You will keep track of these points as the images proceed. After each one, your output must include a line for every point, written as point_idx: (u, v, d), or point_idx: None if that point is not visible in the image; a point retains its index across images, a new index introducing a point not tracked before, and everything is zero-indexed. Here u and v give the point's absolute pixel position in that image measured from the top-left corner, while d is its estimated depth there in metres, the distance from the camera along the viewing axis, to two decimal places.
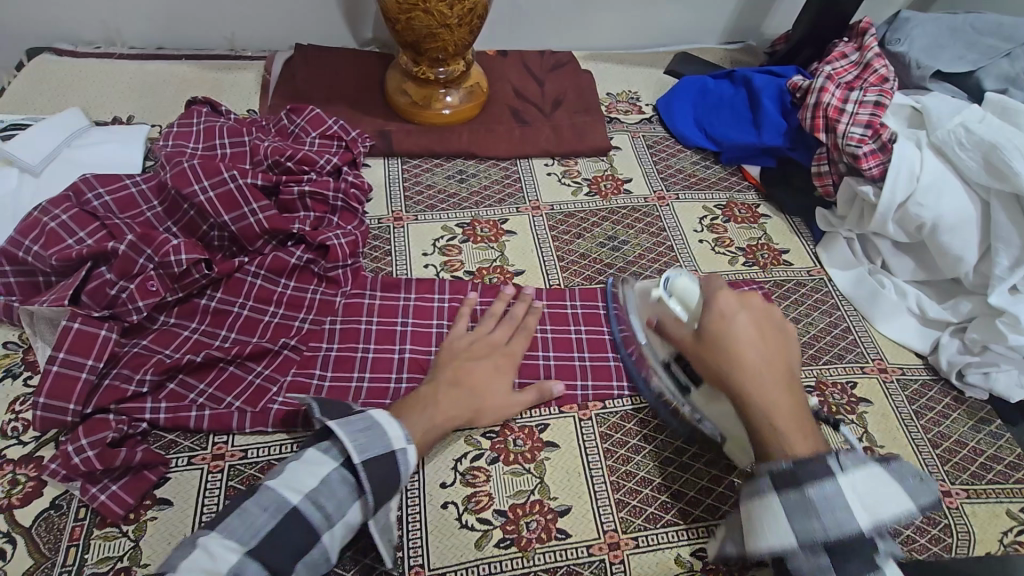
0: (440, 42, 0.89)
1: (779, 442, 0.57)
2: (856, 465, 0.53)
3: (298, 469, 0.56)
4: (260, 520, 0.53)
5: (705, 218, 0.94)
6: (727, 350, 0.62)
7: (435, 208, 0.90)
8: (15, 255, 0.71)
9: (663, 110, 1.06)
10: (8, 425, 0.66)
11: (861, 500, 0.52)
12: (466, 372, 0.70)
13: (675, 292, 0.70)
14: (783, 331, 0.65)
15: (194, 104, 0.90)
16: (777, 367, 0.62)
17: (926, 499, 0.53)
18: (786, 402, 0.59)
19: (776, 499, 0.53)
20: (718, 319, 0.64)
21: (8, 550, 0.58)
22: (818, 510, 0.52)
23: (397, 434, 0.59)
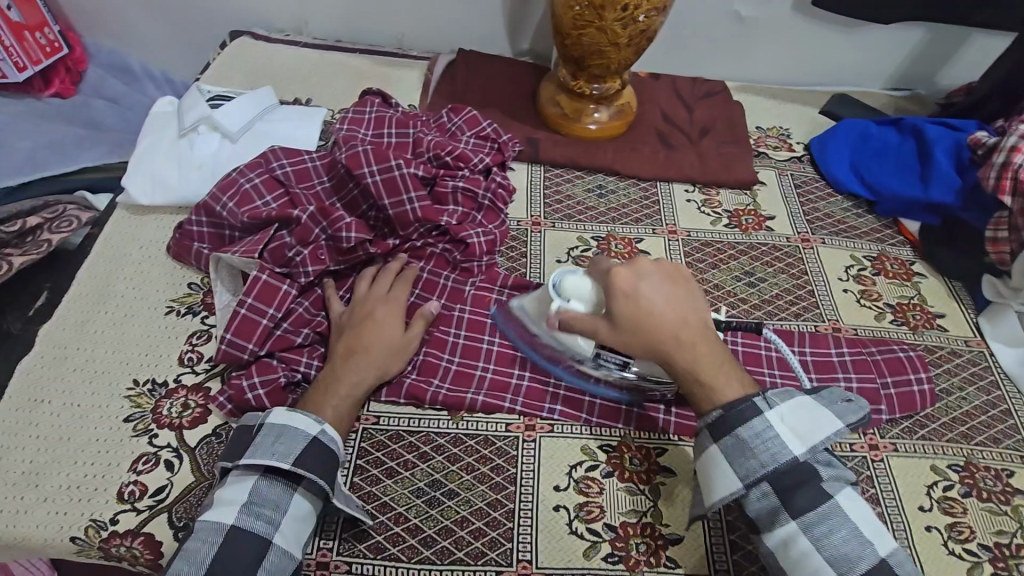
0: (605, 60, 0.91)
1: (709, 395, 0.62)
2: (783, 399, 0.60)
3: (227, 495, 0.59)
4: (203, 551, 0.55)
5: (852, 268, 0.89)
6: (644, 328, 0.62)
7: (573, 218, 0.92)
8: (212, 208, 0.80)
9: (816, 151, 1.02)
10: (186, 355, 0.75)
11: (793, 430, 0.59)
12: (358, 333, 0.71)
13: (566, 292, 0.68)
14: (682, 277, 0.67)
15: (369, 95, 0.98)
16: (691, 324, 0.64)
17: (852, 418, 0.61)
18: (704, 353, 0.63)
19: (718, 447, 0.60)
20: (623, 297, 0.63)
21: (175, 464, 0.66)
22: (754, 450, 0.59)
23: (304, 422, 0.64)
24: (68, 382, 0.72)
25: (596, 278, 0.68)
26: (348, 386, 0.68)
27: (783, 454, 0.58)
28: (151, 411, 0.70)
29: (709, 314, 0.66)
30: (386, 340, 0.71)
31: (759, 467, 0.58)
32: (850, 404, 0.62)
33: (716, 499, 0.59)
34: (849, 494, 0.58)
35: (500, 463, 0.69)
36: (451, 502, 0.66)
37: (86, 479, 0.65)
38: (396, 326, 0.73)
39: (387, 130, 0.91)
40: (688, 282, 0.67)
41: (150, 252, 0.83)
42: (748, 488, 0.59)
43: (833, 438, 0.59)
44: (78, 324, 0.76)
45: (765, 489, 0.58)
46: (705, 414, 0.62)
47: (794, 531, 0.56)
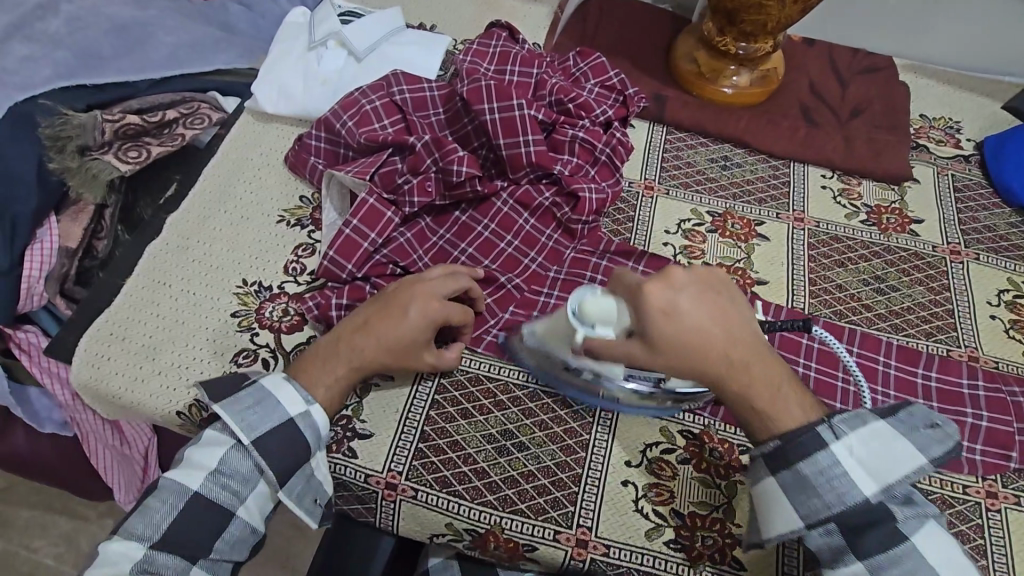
0: (764, 16, 0.81)
1: (766, 422, 0.57)
2: (852, 429, 0.56)
3: (197, 455, 0.60)
4: (163, 513, 0.58)
5: (1006, 293, 0.78)
6: (685, 353, 0.56)
7: (690, 188, 0.86)
8: (332, 125, 0.81)
9: (991, 151, 0.88)
10: (291, 264, 0.78)
11: (865, 467, 0.55)
12: (379, 316, 0.65)
13: (589, 318, 0.59)
14: (719, 286, 0.59)
15: (496, 27, 0.93)
16: (739, 343, 0.57)
17: (936, 451, 0.56)
18: (758, 374, 0.57)
19: (775, 481, 0.57)
20: (663, 318, 0.56)
21: (272, 364, 0.70)
22: (819, 488, 0.55)
23: (287, 402, 0.62)
24: (187, 272, 0.77)
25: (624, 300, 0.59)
26: (348, 367, 0.65)
27: (854, 494, 0.55)
28: (254, 311, 0.74)
29: (756, 326, 0.59)
30: (405, 338, 0.65)
31: (823, 507, 0.55)
32: (935, 433, 0.56)
33: (773, 534, 0.57)
34: (929, 536, 0.54)
35: (574, 426, 0.68)
36: (520, 454, 0.66)
37: (194, 363, 0.70)
38: (418, 325, 0.65)
39: (510, 67, 0.87)
40: (731, 292, 0.60)
41: (269, 160, 0.86)
42: (811, 527, 0.56)
43: (912, 475, 0.54)
44: (200, 220, 0.81)
45: (831, 526, 0.56)
46: (762, 443, 0.58)
47: (860, 573, 0.54)
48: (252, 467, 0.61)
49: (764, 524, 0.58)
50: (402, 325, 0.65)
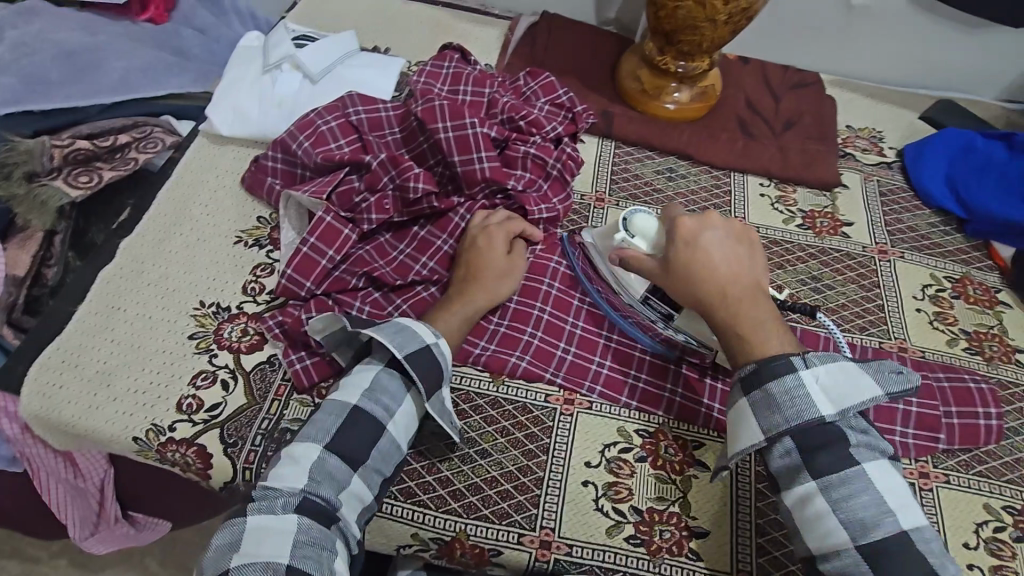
0: (699, 37, 0.87)
1: (746, 346, 0.62)
2: (822, 360, 0.58)
3: (353, 377, 0.64)
4: (328, 422, 0.61)
5: (930, 287, 0.84)
6: (692, 275, 0.66)
7: (638, 199, 0.90)
8: (289, 146, 0.83)
9: (910, 158, 0.95)
10: (249, 284, 0.78)
11: (826, 392, 0.57)
12: (473, 261, 0.75)
13: (633, 227, 0.72)
14: (747, 237, 0.70)
15: (448, 50, 0.96)
16: (743, 278, 0.65)
17: (897, 389, 0.58)
18: (749, 308, 0.63)
19: (745, 401, 0.59)
20: (684, 244, 0.67)
21: (231, 384, 0.70)
22: (781, 405, 0.57)
23: (428, 330, 0.66)
24: (142, 296, 0.76)
25: (663, 223, 0.72)
26: (462, 307, 0.72)
27: (811, 412, 0.56)
28: (213, 332, 0.74)
29: (767, 280, 0.67)
30: (496, 269, 0.74)
31: (782, 423, 0.57)
32: (900, 377, 0.59)
33: (736, 449, 0.59)
34: (880, 462, 0.55)
35: (535, 431, 0.70)
36: (483, 461, 0.67)
37: (150, 386, 0.70)
38: (501, 258, 0.75)
39: (463, 87, 0.90)
40: (754, 245, 0.69)
41: (225, 182, 0.87)
42: (771, 443, 0.58)
43: (864, 404, 0.56)
44: (155, 243, 0.81)
45: (789, 445, 0.57)
46: (739, 367, 0.61)
47: (812, 490, 0.55)
48: (401, 386, 0.65)
49: (730, 444, 0.60)
50: (493, 252, 0.75)
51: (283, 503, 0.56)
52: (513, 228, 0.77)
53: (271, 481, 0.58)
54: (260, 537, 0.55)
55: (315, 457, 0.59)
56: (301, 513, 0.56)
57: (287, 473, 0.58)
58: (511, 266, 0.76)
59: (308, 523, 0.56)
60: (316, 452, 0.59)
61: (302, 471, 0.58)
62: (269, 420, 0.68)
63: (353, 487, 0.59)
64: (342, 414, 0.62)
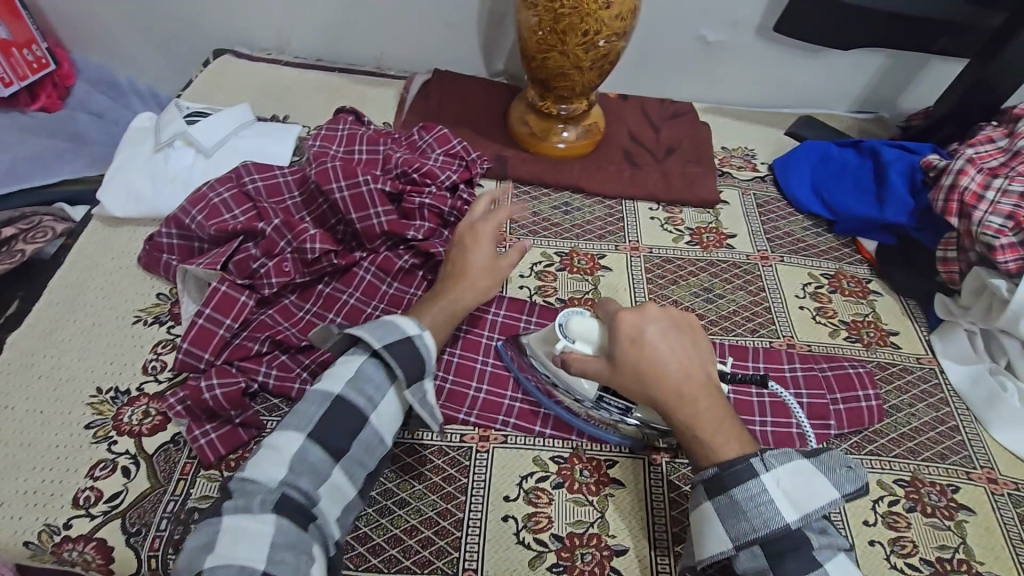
0: (570, 82, 0.94)
1: (706, 451, 0.61)
2: (781, 463, 0.58)
3: (337, 369, 0.64)
4: (312, 411, 0.61)
5: (809, 285, 0.91)
6: (643, 377, 0.63)
7: (538, 234, 0.94)
8: (182, 221, 0.83)
9: (779, 171, 1.05)
10: (150, 363, 0.76)
11: (789, 497, 0.56)
12: (457, 263, 0.77)
13: (572, 332, 0.68)
14: (687, 326, 0.67)
15: (342, 113, 1.00)
16: (693, 374, 0.63)
17: (851, 488, 0.57)
18: (705, 407, 0.62)
19: (711, 505, 0.59)
20: (628, 343, 0.64)
21: (133, 470, 0.68)
22: (747, 512, 0.57)
23: (410, 326, 0.67)
24: (32, 390, 0.73)
25: (603, 323, 0.68)
26: (447, 301, 0.74)
27: (776, 521, 0.56)
28: (112, 418, 0.71)
29: (713, 366, 0.66)
30: (478, 267, 0.76)
31: (750, 531, 0.56)
32: (850, 472, 0.58)
33: (705, 555, 0.58)
34: (840, 564, 0.55)
35: (452, 472, 0.70)
36: (401, 511, 0.67)
37: (43, 484, 0.66)
38: (484, 256, 0.77)
39: (358, 147, 0.93)
40: (696, 333, 0.67)
41: (121, 263, 0.86)
42: (738, 549, 0.57)
43: (828, 508, 0.56)
44: (46, 333, 0.78)
45: (755, 550, 0.57)
46: (703, 470, 0.61)
47: None
48: (384, 377, 0.65)
49: (698, 546, 0.59)
50: (479, 251, 0.78)
51: (260, 501, 0.55)
52: (497, 225, 0.81)
53: (249, 471, 0.57)
54: (235, 537, 0.53)
55: (297, 447, 0.58)
56: (280, 512, 0.55)
57: (268, 463, 0.57)
58: (496, 266, 0.77)
59: (287, 524, 0.55)
60: (298, 442, 0.59)
61: (281, 461, 0.57)
62: (174, 502, 0.66)
63: (336, 478, 0.59)
64: (328, 402, 0.61)
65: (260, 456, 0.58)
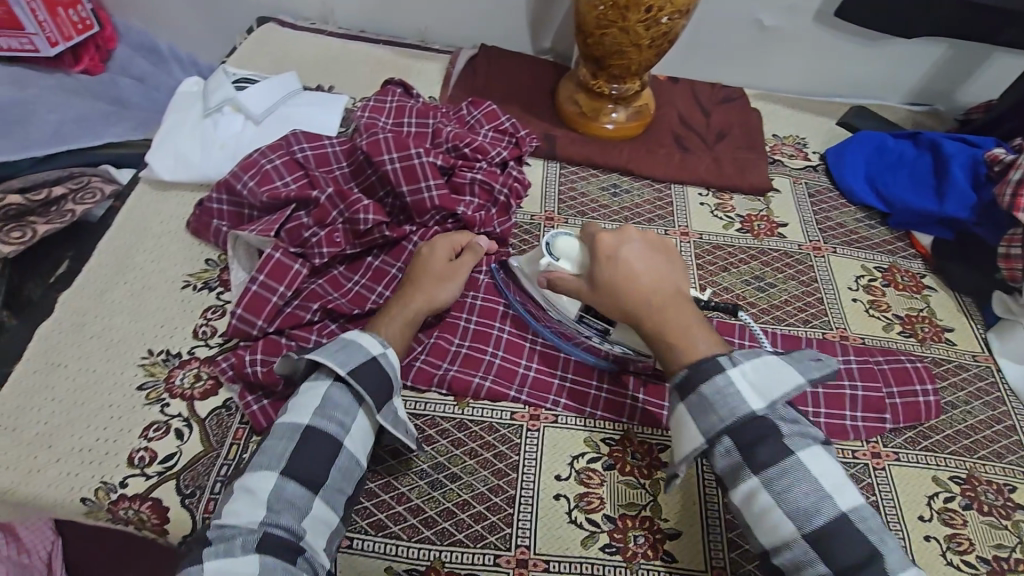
0: (626, 60, 0.92)
1: (675, 350, 0.62)
2: (747, 357, 0.58)
3: (301, 400, 0.63)
4: (283, 446, 0.59)
5: (862, 278, 0.89)
6: (615, 288, 0.65)
7: (586, 215, 0.93)
8: (234, 186, 0.82)
9: (832, 160, 1.03)
10: (200, 328, 0.76)
11: (754, 385, 0.57)
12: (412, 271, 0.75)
13: (556, 251, 0.72)
14: (662, 247, 0.70)
15: (391, 85, 0.99)
16: (665, 286, 0.65)
17: (816, 375, 0.59)
18: (676, 315, 0.63)
19: (684, 406, 0.59)
20: (605, 261, 0.67)
21: (185, 433, 0.68)
22: (714, 403, 0.57)
23: (371, 343, 0.66)
24: (84, 350, 0.73)
25: (585, 243, 0.72)
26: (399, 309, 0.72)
27: (742, 408, 0.56)
28: (164, 381, 0.71)
29: (687, 285, 0.67)
30: (432, 271, 0.75)
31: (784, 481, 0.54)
32: (817, 363, 0.60)
33: (681, 458, 0.58)
34: (812, 450, 0.55)
35: (503, 450, 0.70)
36: (453, 485, 0.67)
37: (98, 443, 0.66)
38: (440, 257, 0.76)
39: (408, 120, 0.92)
40: (671, 255, 0.70)
41: (169, 227, 0.85)
42: (712, 443, 0.57)
43: (791, 394, 0.57)
44: (97, 293, 0.78)
45: (728, 443, 0.57)
46: (672, 374, 0.61)
47: (756, 485, 0.55)
48: (352, 400, 0.64)
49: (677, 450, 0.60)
50: (433, 257, 0.76)
51: (243, 542, 0.54)
52: (460, 239, 0.80)
53: (225, 519, 0.56)
54: None
55: (271, 484, 0.57)
56: (262, 551, 0.54)
57: (244, 508, 0.56)
58: (452, 271, 0.76)
59: (271, 562, 0.54)
60: (273, 479, 0.57)
61: (258, 503, 0.56)
62: (228, 466, 0.66)
63: (316, 511, 0.57)
64: (297, 435, 0.60)
65: (235, 497, 0.57)
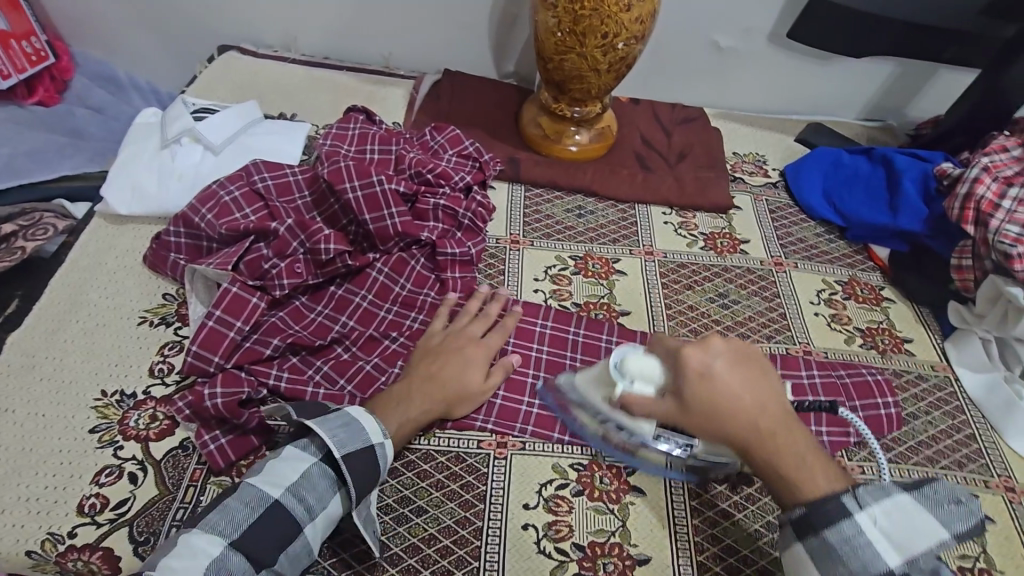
0: (586, 84, 0.93)
1: (794, 490, 0.53)
2: (878, 500, 0.51)
3: (278, 470, 0.59)
4: (244, 516, 0.56)
5: (823, 292, 0.91)
6: (718, 419, 0.55)
7: (551, 237, 0.93)
8: (191, 219, 0.81)
9: (790, 177, 1.05)
10: (157, 366, 0.74)
11: (892, 537, 0.51)
12: (439, 368, 0.71)
13: (629, 372, 0.59)
14: (753, 355, 0.59)
15: (353, 112, 0.98)
16: (770, 407, 0.55)
17: (960, 525, 0.52)
18: (787, 445, 0.54)
19: (803, 549, 0.53)
20: (698, 381, 0.56)
21: (139, 476, 0.65)
22: (844, 556, 0.50)
23: (374, 429, 0.62)
24: (34, 393, 0.71)
25: (663, 360, 0.60)
26: (419, 408, 0.68)
27: (878, 564, 0.50)
28: (117, 422, 0.69)
29: (787, 395, 0.58)
30: (460, 381, 0.71)
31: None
32: (959, 507, 0.53)
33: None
34: None
35: (470, 480, 0.69)
36: (419, 519, 0.66)
37: (46, 491, 0.64)
38: (477, 362, 0.72)
39: (370, 147, 0.92)
40: (761, 360, 0.59)
41: (125, 262, 0.83)
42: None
43: (937, 549, 0.50)
44: (47, 333, 0.76)
45: None
46: (789, 509, 0.54)
47: None
48: (330, 484, 0.60)
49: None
50: (470, 364, 0.72)
51: None
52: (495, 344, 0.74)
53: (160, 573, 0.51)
54: None
55: (217, 552, 0.53)
56: None
57: (182, 566, 0.51)
58: (486, 385, 0.72)
59: None
60: (220, 547, 0.54)
61: (198, 566, 0.52)
62: (183, 510, 0.63)
63: None
64: (259, 509, 0.57)
65: (176, 552, 0.52)
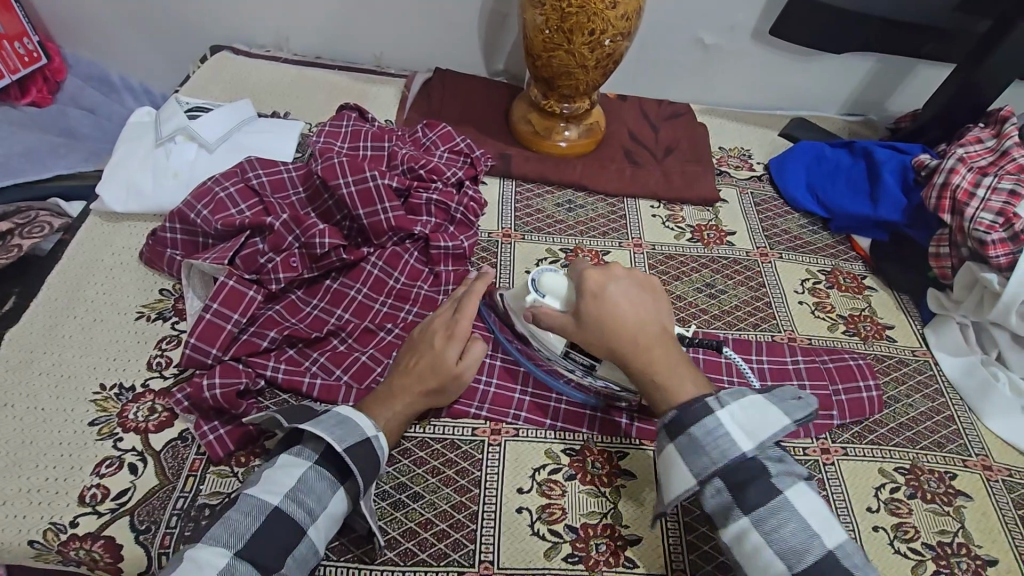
0: (574, 80, 0.95)
1: (663, 394, 0.62)
2: (733, 399, 0.59)
3: (275, 476, 0.60)
4: (245, 525, 0.57)
5: (807, 281, 0.93)
6: (605, 328, 0.65)
7: (543, 231, 0.95)
8: (186, 215, 0.82)
9: (775, 169, 1.07)
10: (155, 360, 0.75)
11: (744, 428, 0.58)
12: (414, 363, 0.70)
13: (544, 286, 0.70)
14: (649, 285, 0.70)
15: (346, 110, 1.00)
16: (648, 326, 0.65)
17: (800, 414, 0.59)
18: (660, 356, 0.64)
19: (673, 448, 0.59)
20: (592, 298, 0.66)
21: (140, 467, 0.66)
22: (705, 448, 0.57)
23: (368, 423, 0.64)
24: (33, 387, 0.71)
25: (573, 279, 0.70)
26: (404, 403, 0.68)
27: (732, 451, 0.57)
28: (117, 415, 0.70)
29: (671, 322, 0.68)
30: (438, 369, 0.69)
31: (708, 465, 0.57)
32: (800, 402, 0.60)
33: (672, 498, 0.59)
34: (800, 493, 0.56)
35: (465, 466, 0.70)
36: (415, 505, 0.67)
37: (48, 482, 0.65)
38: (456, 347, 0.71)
39: (363, 144, 0.93)
40: (657, 291, 0.70)
41: (121, 259, 0.84)
42: (738, 511, 0.56)
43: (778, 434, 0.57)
44: (45, 329, 0.76)
45: (718, 485, 0.57)
46: (664, 414, 0.62)
47: (745, 525, 0.55)
48: (328, 485, 0.61)
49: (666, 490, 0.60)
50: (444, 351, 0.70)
51: None
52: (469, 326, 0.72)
53: None
54: None
55: (222, 563, 0.54)
56: None
57: None
58: (463, 368, 0.70)
59: None
60: (225, 558, 0.54)
61: None
62: (183, 499, 0.65)
63: None
64: (262, 516, 0.57)
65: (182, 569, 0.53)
